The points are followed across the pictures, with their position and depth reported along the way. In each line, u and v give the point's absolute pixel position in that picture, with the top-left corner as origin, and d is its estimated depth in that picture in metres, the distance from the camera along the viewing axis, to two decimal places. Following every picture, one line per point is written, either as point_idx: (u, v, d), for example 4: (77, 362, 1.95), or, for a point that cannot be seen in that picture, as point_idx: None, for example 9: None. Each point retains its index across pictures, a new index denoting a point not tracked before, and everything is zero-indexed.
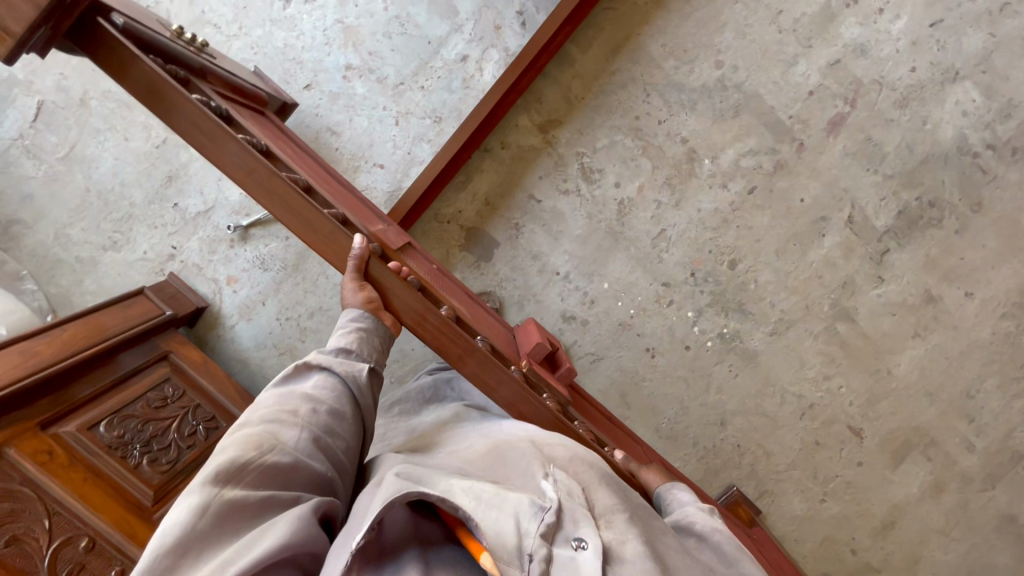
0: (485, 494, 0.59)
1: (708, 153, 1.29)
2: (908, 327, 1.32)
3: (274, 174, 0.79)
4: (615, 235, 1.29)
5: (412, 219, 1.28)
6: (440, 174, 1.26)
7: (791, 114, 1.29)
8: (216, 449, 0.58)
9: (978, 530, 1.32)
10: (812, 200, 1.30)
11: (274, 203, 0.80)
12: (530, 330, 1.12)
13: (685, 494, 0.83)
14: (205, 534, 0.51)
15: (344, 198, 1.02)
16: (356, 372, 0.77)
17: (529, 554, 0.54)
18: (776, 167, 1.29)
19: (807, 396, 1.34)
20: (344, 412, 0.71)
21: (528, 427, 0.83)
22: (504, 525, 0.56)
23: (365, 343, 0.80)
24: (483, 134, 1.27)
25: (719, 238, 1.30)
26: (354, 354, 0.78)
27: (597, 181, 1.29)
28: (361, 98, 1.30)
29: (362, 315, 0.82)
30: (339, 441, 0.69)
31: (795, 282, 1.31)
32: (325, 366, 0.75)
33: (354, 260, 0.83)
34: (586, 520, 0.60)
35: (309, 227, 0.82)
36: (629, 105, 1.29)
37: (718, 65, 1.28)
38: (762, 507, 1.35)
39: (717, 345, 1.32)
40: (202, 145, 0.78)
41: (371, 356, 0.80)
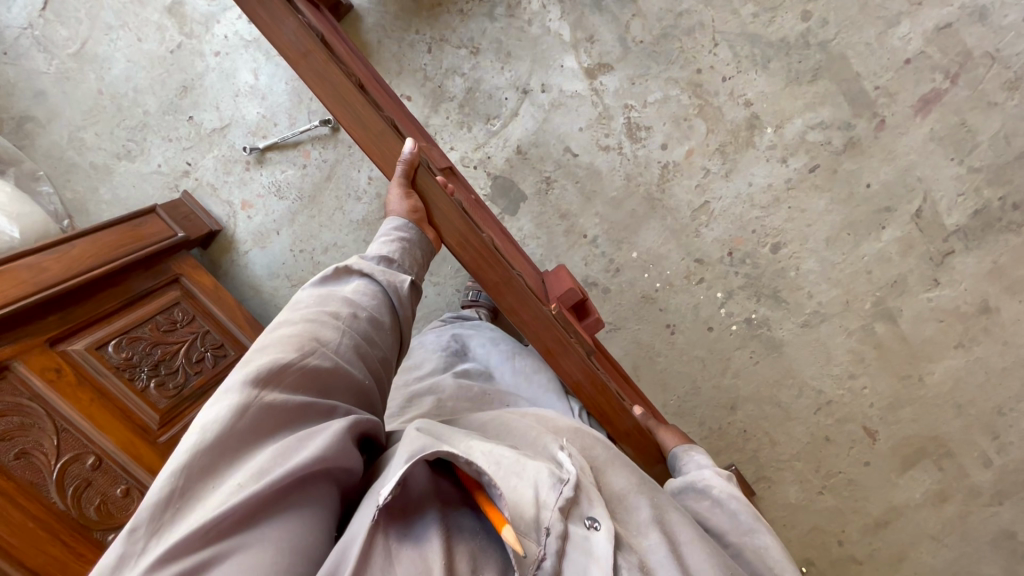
0: (505, 464, 0.57)
1: (771, 121, 1.14)
2: (952, 336, 1.23)
3: (329, 59, 0.74)
4: (652, 202, 1.19)
5: None
6: None
7: (878, 84, 1.12)
8: (255, 350, 0.55)
9: (973, 540, 1.30)
10: (879, 186, 1.16)
11: (326, 91, 0.75)
12: (561, 275, 1.01)
13: (702, 457, 0.81)
14: (243, 435, 0.49)
15: (391, 106, 0.94)
16: (398, 283, 0.73)
17: (546, 528, 0.53)
18: (846, 145, 1.15)
19: (827, 392, 1.29)
20: (383, 322, 0.68)
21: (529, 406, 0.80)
22: (523, 495, 0.55)
23: (407, 255, 0.76)
24: None
25: (766, 218, 1.19)
26: (396, 265, 0.74)
27: (642, 140, 1.16)
28: (394, 16, 1.17)
29: (406, 226, 0.75)
30: (377, 351, 0.66)
31: (840, 275, 1.21)
32: (366, 273, 0.71)
33: (403, 164, 0.76)
34: (600, 501, 0.59)
35: (360, 123, 0.76)
36: (692, 54, 1.13)
37: (805, 17, 1.10)
38: (757, 491, 1.35)
39: (742, 330, 1.25)
40: (258, 21, 0.73)
41: (412, 269, 0.76)
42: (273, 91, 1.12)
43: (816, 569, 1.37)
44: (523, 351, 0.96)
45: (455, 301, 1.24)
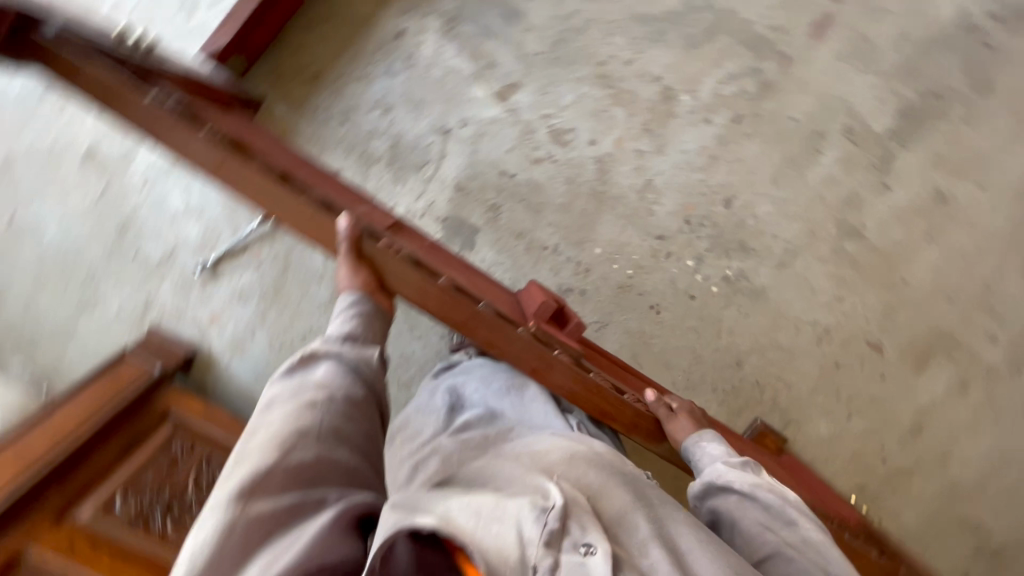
0: (482, 513, 0.57)
1: (684, 89, 1.18)
2: (920, 232, 1.27)
3: (248, 163, 0.72)
4: (599, 196, 1.20)
5: (253, 47, 1.12)
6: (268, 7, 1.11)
7: (771, 25, 1.18)
8: (237, 460, 0.56)
9: (1008, 415, 1.32)
10: (803, 117, 1.20)
11: (254, 195, 0.73)
12: (534, 292, 0.91)
13: (717, 446, 0.82)
14: (235, 553, 0.51)
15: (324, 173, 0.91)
16: (368, 357, 0.70)
17: (532, 567, 0.53)
18: (760, 89, 1.18)
19: (822, 321, 1.30)
20: (362, 397, 0.66)
21: (536, 443, 0.75)
22: (504, 539, 0.54)
23: (369, 326, 0.74)
24: None
25: (709, 178, 1.21)
26: (360, 339, 0.72)
27: (571, 141, 1.18)
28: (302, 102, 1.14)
29: (361, 298, 0.75)
30: (362, 427, 0.64)
31: (796, 209, 1.24)
32: (333, 355, 0.67)
33: (346, 243, 0.76)
34: (594, 524, 0.57)
35: (296, 216, 0.76)
36: (591, 50, 1.17)
37: None
38: (789, 437, 1.34)
39: (723, 289, 1.27)
40: (161, 139, 0.69)
41: (377, 339, 0.74)
42: (208, 205, 1.15)
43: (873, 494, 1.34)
44: (520, 383, 0.89)
45: (441, 348, 1.24)
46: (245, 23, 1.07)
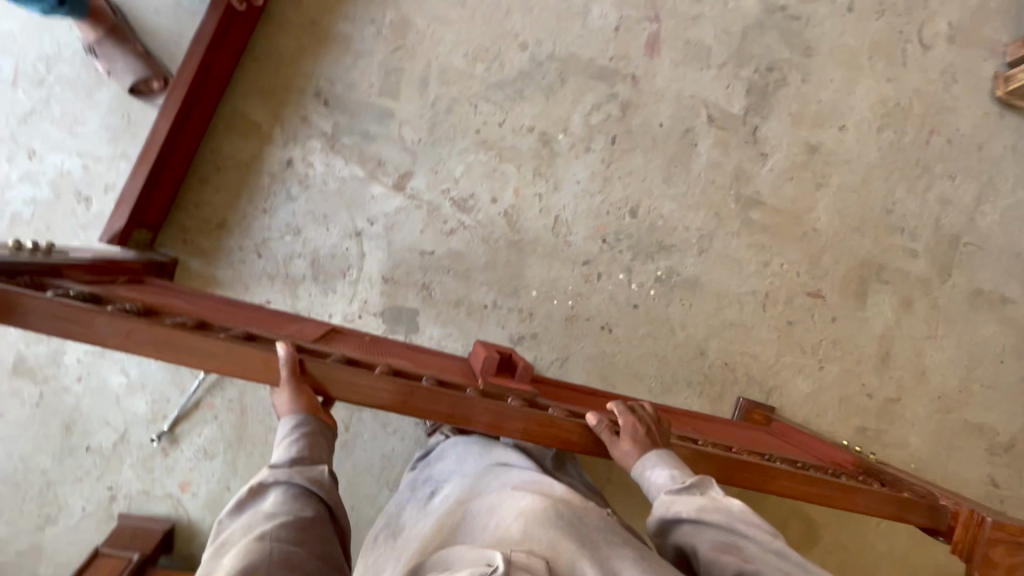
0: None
1: (558, 129, 1.26)
2: (810, 183, 1.40)
3: (163, 326, 0.64)
4: (518, 245, 1.26)
5: (155, 213, 1.07)
6: (158, 170, 1.04)
7: (610, 56, 1.28)
8: None
9: (939, 312, 1.50)
10: (669, 120, 1.32)
11: (181, 356, 0.64)
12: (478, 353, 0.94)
13: (660, 475, 0.77)
14: None
15: (244, 314, 0.89)
16: (316, 476, 0.69)
17: None
18: (623, 109, 1.29)
19: (759, 288, 1.39)
20: (311, 517, 0.65)
21: (491, 494, 0.76)
22: None
23: (314, 445, 0.72)
24: (202, 107, 1.07)
25: (609, 197, 1.29)
26: (307, 460, 0.71)
27: (475, 207, 1.24)
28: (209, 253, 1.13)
29: (303, 420, 0.71)
30: (315, 547, 0.63)
31: (695, 198, 1.34)
32: (278, 482, 0.67)
33: (293, 371, 0.69)
34: None
35: (232, 361, 0.67)
36: (465, 123, 1.22)
37: (523, 48, 1.24)
38: (777, 405, 1.41)
39: (660, 291, 1.34)
40: (55, 331, 0.60)
41: (324, 457, 0.73)
42: (149, 376, 1.12)
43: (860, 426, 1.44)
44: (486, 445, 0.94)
45: (418, 433, 1.24)
46: (141, 199, 1.02)
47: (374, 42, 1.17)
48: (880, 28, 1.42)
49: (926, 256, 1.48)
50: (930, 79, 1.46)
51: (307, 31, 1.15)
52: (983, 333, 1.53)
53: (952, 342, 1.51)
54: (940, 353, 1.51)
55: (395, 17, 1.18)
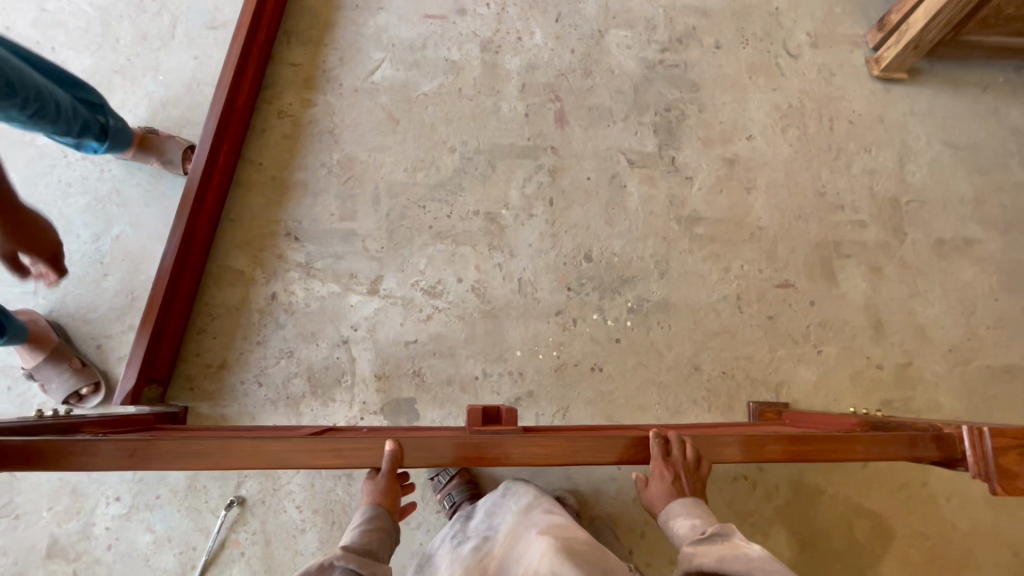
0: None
1: (500, 206, 1.42)
2: (739, 190, 1.53)
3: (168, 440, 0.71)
4: (491, 314, 1.35)
5: (163, 367, 1.19)
6: (157, 329, 1.17)
7: (528, 136, 1.48)
8: None
9: (911, 270, 1.54)
10: (595, 173, 1.48)
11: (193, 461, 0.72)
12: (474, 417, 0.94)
13: (683, 526, 0.86)
14: None
15: (253, 432, 0.95)
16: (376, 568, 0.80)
17: None
18: (552, 174, 1.46)
19: (729, 292, 1.45)
20: None
21: (525, 540, 0.87)
22: None
23: (377, 541, 0.84)
24: (190, 265, 1.23)
25: (562, 250, 1.42)
26: (370, 552, 0.82)
27: (444, 291, 1.35)
28: (214, 394, 1.23)
29: (379, 515, 0.85)
30: None
31: (640, 230, 1.46)
32: (346, 565, 0.76)
33: (394, 455, 0.78)
34: None
35: (242, 455, 0.73)
36: (418, 222, 1.38)
37: (453, 150, 1.44)
38: (789, 399, 1.40)
39: (636, 320, 1.40)
40: (77, 467, 0.68)
41: (379, 553, 0.83)
42: (173, 528, 1.16)
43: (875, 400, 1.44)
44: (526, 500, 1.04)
45: (441, 521, 1.25)
46: (146, 356, 1.14)
47: (327, 181, 1.38)
48: (751, 53, 1.64)
49: (875, 223, 1.56)
50: (811, 79, 1.65)
51: (270, 187, 1.35)
52: (964, 278, 1.55)
53: (938, 294, 1.53)
54: (932, 307, 1.52)
55: (341, 156, 1.40)
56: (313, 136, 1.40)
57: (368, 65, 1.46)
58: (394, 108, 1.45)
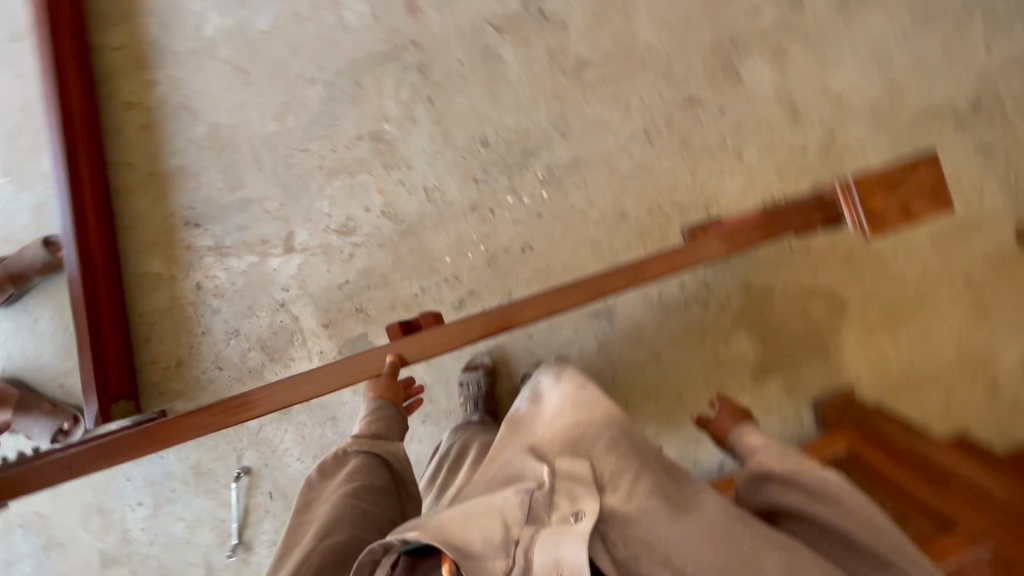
0: (469, 509, 0.60)
1: (381, 122, 1.37)
2: (619, 18, 1.43)
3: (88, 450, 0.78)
4: (409, 231, 1.35)
5: (122, 382, 1.24)
6: (98, 351, 1.21)
7: (384, 38, 1.38)
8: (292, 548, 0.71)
9: (819, 40, 1.46)
10: (465, 53, 1.39)
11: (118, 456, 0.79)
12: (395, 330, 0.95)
13: (756, 437, 0.89)
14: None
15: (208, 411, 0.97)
16: (393, 449, 0.84)
17: (514, 539, 0.58)
18: (422, 71, 1.38)
19: (636, 129, 1.41)
20: (382, 482, 0.79)
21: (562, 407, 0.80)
22: (491, 527, 0.58)
23: (388, 425, 0.86)
24: (103, 284, 1.24)
25: (457, 144, 1.38)
26: (384, 435, 0.85)
27: (357, 225, 1.35)
28: (183, 390, 1.29)
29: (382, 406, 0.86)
30: (384, 510, 0.76)
31: (529, 97, 1.40)
32: (357, 451, 0.82)
33: (393, 362, 0.82)
34: (586, 495, 0.63)
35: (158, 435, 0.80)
36: (306, 167, 1.35)
37: (314, 81, 1.37)
38: (719, 213, 1.42)
39: (552, 189, 1.39)
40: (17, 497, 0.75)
41: (394, 433, 0.86)
42: (199, 510, 1.29)
43: (805, 184, 1.44)
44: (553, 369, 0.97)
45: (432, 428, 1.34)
46: (99, 378, 1.19)
47: (202, 157, 1.34)
48: None
49: (770, 2, 1.46)
50: None
51: (150, 182, 1.32)
52: (875, 29, 1.47)
53: (850, 56, 1.46)
54: (846, 72, 1.46)
55: (205, 127, 1.34)
56: (170, 116, 1.34)
57: (194, 21, 1.35)
58: (239, 58, 1.36)
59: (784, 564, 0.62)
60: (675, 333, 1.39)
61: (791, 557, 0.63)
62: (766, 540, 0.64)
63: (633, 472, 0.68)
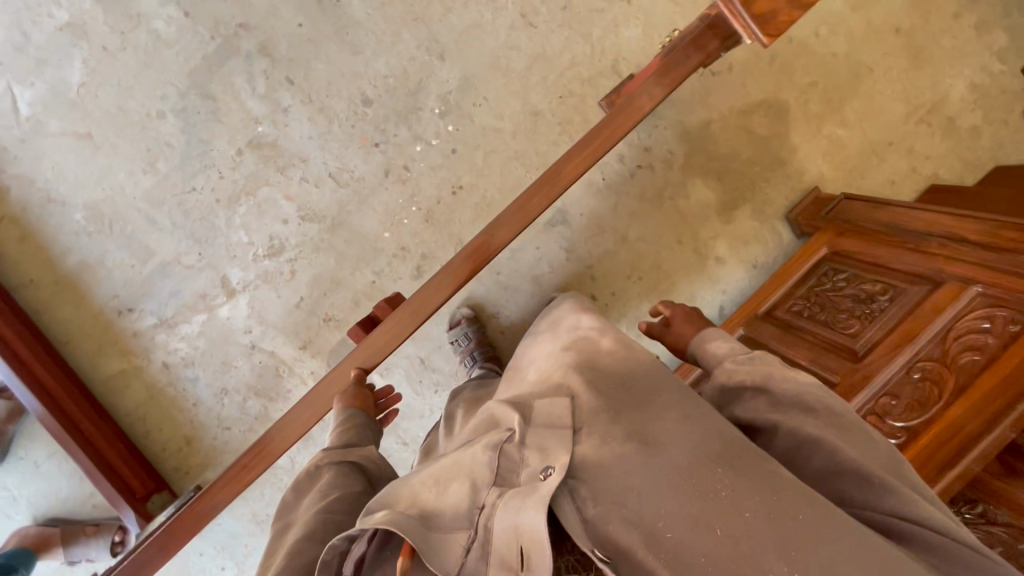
0: (441, 470, 0.64)
1: (254, 126, 1.25)
2: None
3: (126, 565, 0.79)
4: (336, 224, 1.28)
5: (144, 479, 1.23)
6: (103, 465, 1.19)
7: (211, 36, 1.22)
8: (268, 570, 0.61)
9: None
10: (301, 13, 1.23)
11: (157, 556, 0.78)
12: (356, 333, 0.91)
13: (722, 346, 0.82)
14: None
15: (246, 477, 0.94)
16: (368, 453, 0.75)
17: (480, 504, 0.59)
18: (268, 53, 1.24)
19: (513, 17, 1.28)
20: (357, 490, 0.70)
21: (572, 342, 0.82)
22: (458, 493, 0.61)
23: (357, 431, 0.77)
24: (73, 404, 1.20)
25: (341, 115, 1.26)
26: (354, 441, 0.76)
27: (283, 241, 1.28)
28: (204, 462, 1.30)
29: (348, 413, 0.78)
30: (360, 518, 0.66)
31: (389, 32, 1.26)
32: (328, 462, 0.72)
33: (358, 374, 0.82)
34: (558, 449, 0.62)
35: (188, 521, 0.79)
36: (204, 206, 1.26)
37: (164, 113, 1.23)
38: (630, 69, 1.32)
39: (454, 120, 1.29)
40: None
41: (364, 439, 0.78)
42: None
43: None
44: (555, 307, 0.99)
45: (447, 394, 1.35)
46: (118, 486, 1.18)
47: (96, 241, 1.24)
48: None
49: None
50: None
51: (60, 289, 1.24)
52: None
53: None
54: None
55: (82, 211, 1.23)
56: (40, 215, 1.23)
57: (7, 105, 1.20)
58: (74, 124, 1.22)
59: (769, 512, 0.53)
60: (633, 208, 1.34)
61: (777, 501, 0.54)
62: (753, 489, 0.55)
63: (609, 416, 0.65)
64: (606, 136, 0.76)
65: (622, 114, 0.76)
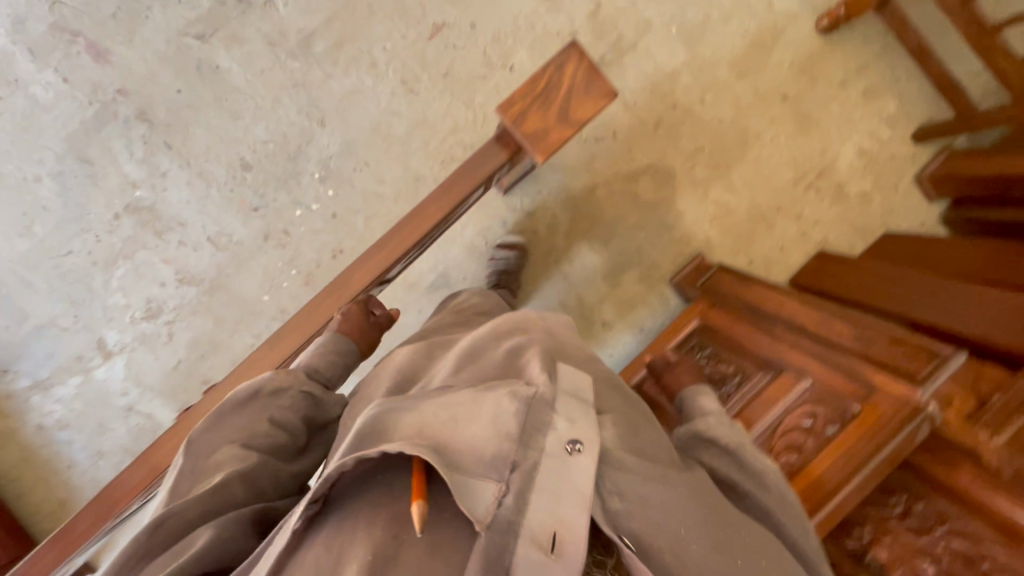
0: (459, 408, 0.57)
1: (133, 191, 1.26)
2: None
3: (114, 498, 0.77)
4: (215, 287, 1.29)
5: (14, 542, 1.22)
6: None
7: (89, 102, 1.23)
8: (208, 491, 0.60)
9: None
10: (181, 80, 1.24)
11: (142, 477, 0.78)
12: None
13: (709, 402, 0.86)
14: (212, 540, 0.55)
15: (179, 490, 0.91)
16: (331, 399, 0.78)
17: (512, 463, 0.53)
18: (147, 120, 1.25)
19: (394, 85, 1.29)
20: (297, 441, 0.70)
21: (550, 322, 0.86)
22: (481, 434, 0.54)
23: (333, 366, 0.81)
24: None
25: (222, 179, 1.27)
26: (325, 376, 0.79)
27: (160, 304, 1.28)
28: None
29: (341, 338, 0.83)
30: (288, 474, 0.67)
31: (269, 98, 1.26)
32: (294, 389, 0.73)
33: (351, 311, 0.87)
34: (585, 422, 0.58)
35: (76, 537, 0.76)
36: (81, 270, 1.26)
37: (40, 178, 1.23)
38: None
39: (335, 184, 1.29)
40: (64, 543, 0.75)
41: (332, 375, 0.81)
42: None
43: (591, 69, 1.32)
44: None
45: None
46: None
47: None
48: None
49: None
50: None
51: None
52: None
53: None
54: None
55: None
56: None
57: None
58: None
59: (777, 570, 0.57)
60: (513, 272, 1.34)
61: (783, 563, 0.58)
62: (766, 543, 0.59)
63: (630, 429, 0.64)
64: (388, 246, 0.77)
65: (418, 216, 0.77)
